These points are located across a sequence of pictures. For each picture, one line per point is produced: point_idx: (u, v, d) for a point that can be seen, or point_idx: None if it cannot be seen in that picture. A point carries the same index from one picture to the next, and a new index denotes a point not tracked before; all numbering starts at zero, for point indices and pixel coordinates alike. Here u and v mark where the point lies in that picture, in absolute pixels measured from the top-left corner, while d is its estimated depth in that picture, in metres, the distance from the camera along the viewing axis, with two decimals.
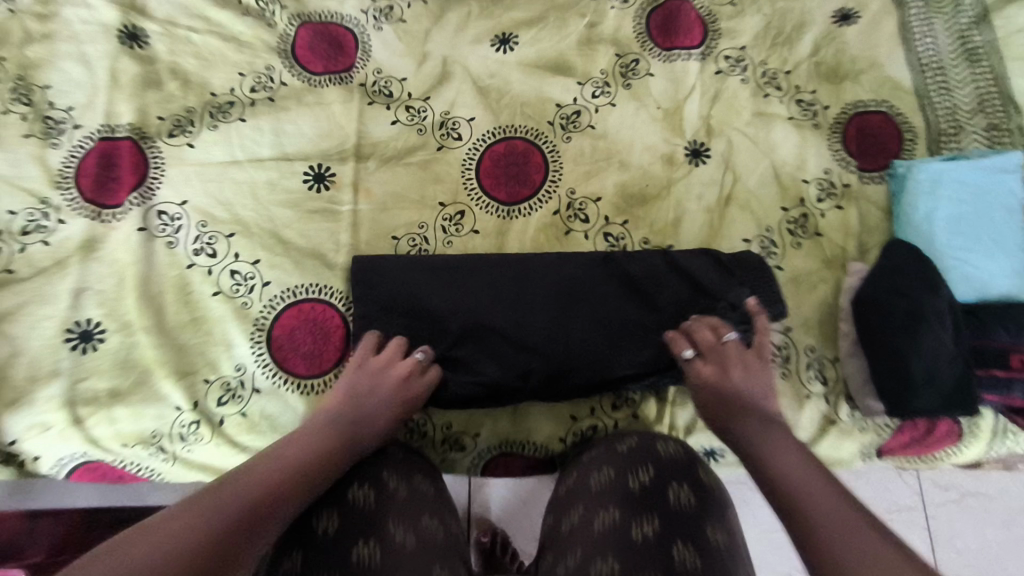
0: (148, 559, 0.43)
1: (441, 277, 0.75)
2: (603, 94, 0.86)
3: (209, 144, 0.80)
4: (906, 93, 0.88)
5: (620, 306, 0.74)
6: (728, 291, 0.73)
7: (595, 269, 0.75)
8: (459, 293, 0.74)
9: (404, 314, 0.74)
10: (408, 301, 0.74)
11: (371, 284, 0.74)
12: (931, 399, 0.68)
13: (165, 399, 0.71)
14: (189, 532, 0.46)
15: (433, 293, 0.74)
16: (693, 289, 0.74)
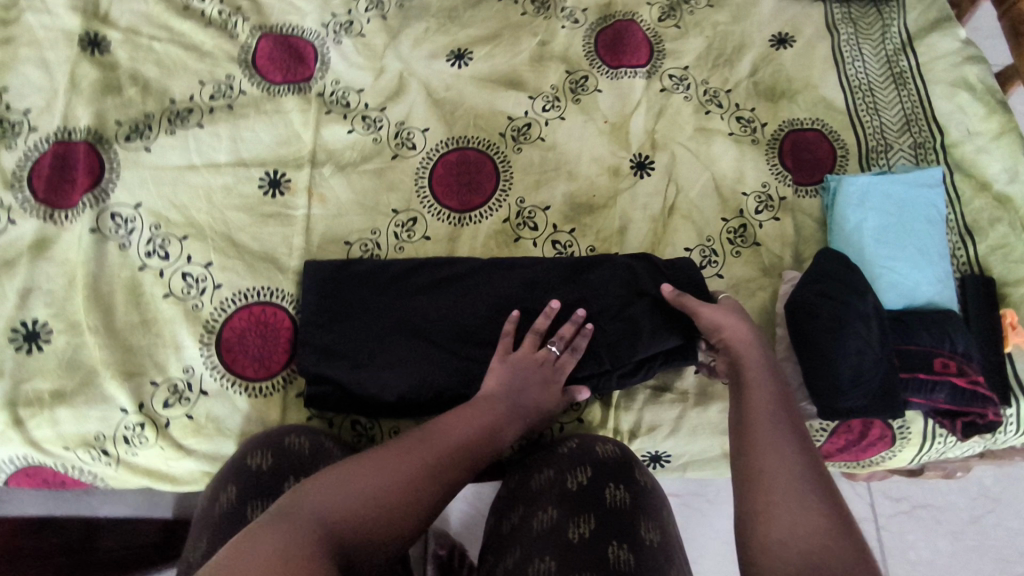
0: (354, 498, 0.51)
1: (385, 291, 0.77)
2: (553, 108, 0.90)
3: (167, 149, 0.82)
4: (838, 112, 0.93)
5: (568, 307, 0.76)
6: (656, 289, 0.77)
7: (531, 277, 0.78)
8: (404, 305, 0.76)
9: (348, 324, 0.75)
10: (353, 315, 0.76)
11: (319, 296, 0.77)
12: (859, 400, 0.72)
13: (110, 400, 0.71)
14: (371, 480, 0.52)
15: (378, 307, 0.76)
16: (634, 287, 0.77)
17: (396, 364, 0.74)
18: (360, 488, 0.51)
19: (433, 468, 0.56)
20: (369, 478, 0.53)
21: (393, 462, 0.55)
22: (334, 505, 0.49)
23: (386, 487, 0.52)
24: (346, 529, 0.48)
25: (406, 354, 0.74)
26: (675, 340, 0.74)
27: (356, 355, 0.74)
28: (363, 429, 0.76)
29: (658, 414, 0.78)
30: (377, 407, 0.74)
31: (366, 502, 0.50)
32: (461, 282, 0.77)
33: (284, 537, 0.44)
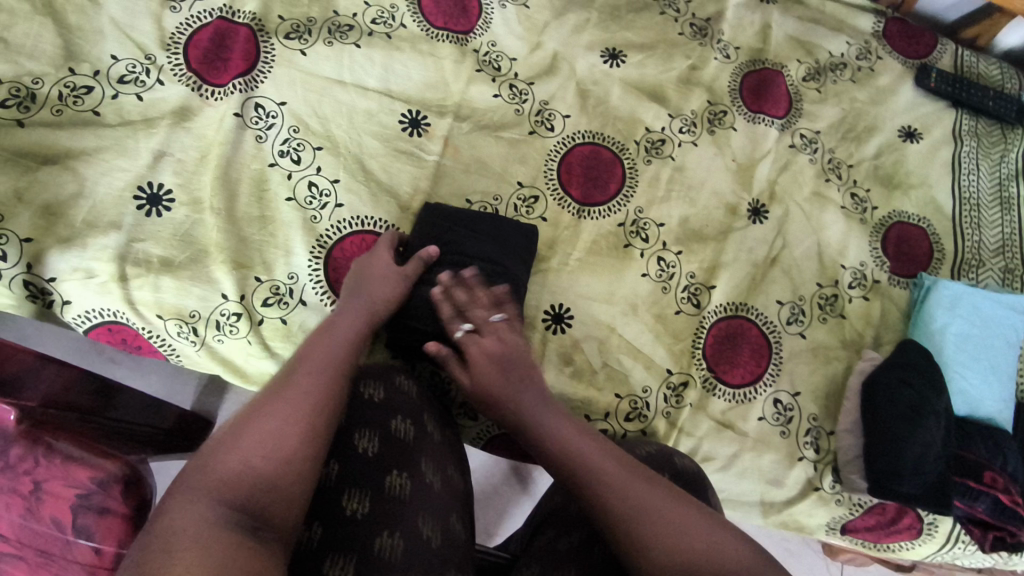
0: (257, 458, 0.46)
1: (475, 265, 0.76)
2: (688, 132, 0.92)
3: (321, 58, 0.81)
4: (943, 217, 0.97)
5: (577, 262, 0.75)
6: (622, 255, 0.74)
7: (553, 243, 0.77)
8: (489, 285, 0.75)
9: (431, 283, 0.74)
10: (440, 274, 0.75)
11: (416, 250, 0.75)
12: (915, 487, 0.74)
13: (214, 283, 0.71)
14: (280, 436, 0.47)
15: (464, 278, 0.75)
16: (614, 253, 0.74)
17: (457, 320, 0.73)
18: (250, 445, 0.46)
19: (321, 403, 0.51)
20: (260, 430, 0.47)
21: (281, 403, 0.50)
22: (224, 474, 0.44)
23: (290, 438, 0.48)
24: (248, 495, 0.44)
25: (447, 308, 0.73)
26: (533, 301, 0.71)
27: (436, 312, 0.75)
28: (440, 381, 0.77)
29: (714, 446, 0.80)
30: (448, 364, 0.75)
31: (269, 460, 0.46)
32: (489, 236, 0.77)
33: (186, 528, 0.39)
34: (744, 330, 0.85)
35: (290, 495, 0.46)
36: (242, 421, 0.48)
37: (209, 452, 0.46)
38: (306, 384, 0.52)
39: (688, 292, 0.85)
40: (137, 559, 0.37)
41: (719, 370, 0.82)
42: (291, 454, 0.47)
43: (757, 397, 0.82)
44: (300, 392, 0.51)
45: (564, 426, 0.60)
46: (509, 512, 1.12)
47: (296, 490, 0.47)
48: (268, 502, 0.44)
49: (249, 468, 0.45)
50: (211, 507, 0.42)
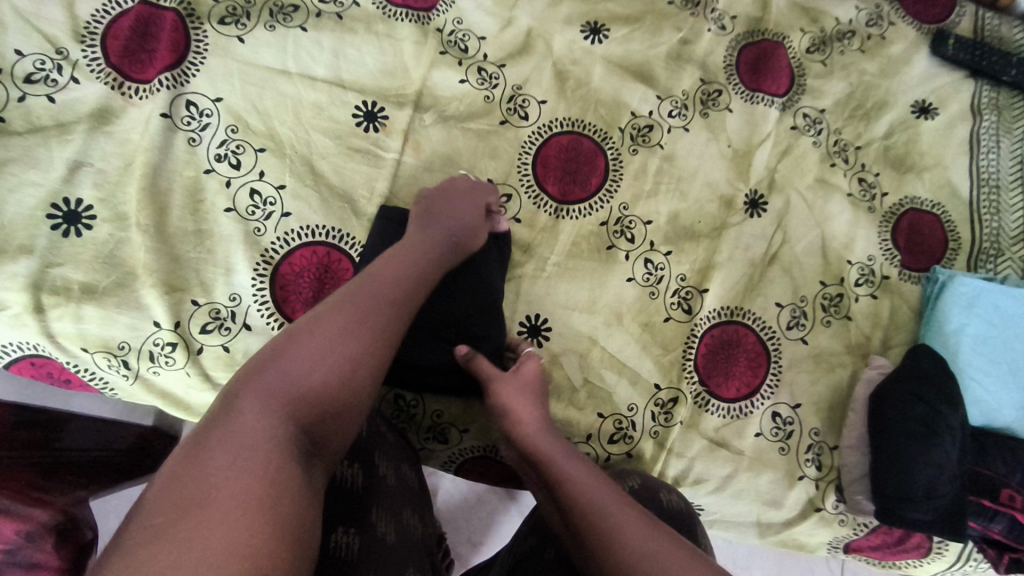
0: (330, 371, 0.42)
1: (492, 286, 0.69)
2: (679, 116, 0.82)
3: (261, 45, 0.72)
4: (959, 202, 0.88)
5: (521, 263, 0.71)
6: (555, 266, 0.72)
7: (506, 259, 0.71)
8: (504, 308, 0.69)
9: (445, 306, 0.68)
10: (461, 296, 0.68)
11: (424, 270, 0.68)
12: (925, 511, 0.68)
13: (146, 310, 0.64)
14: (357, 349, 0.44)
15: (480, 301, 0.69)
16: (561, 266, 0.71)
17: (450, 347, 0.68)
18: (319, 353, 0.43)
19: (394, 319, 0.48)
20: (329, 343, 0.43)
21: (355, 316, 0.46)
22: (295, 388, 0.41)
23: (357, 359, 0.44)
24: (306, 418, 0.40)
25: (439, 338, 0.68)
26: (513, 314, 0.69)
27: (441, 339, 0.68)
28: (406, 405, 0.70)
29: (707, 467, 0.74)
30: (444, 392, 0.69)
31: (331, 381, 0.42)
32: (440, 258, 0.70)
33: (247, 444, 0.37)
34: (740, 338, 0.77)
35: (342, 426, 0.43)
36: (318, 321, 0.45)
37: (274, 355, 0.42)
38: (382, 300, 0.48)
39: (679, 296, 0.78)
40: (190, 462, 0.35)
41: (712, 383, 0.75)
42: (364, 368, 0.44)
43: (754, 411, 0.75)
44: (374, 310, 0.47)
45: (576, 463, 0.53)
46: (496, 523, 1.07)
47: (349, 421, 0.43)
48: (322, 429, 0.41)
49: (320, 381, 0.42)
50: (270, 422, 0.39)
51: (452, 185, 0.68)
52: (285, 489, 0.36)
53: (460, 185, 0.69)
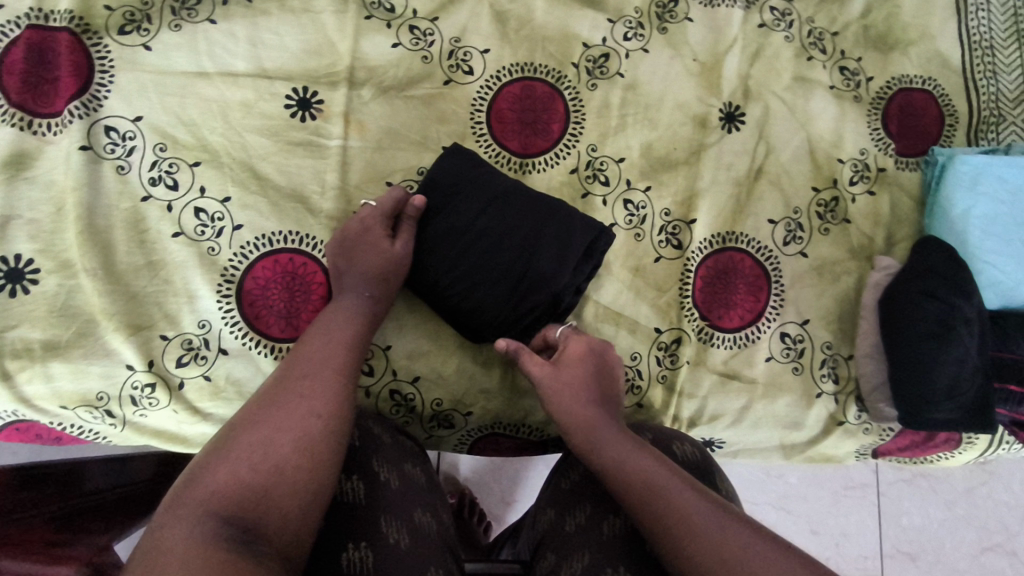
0: (246, 472, 0.44)
1: (509, 202, 0.66)
2: (635, 37, 0.76)
3: (170, 49, 0.66)
4: (952, 72, 0.81)
5: (520, 195, 0.67)
6: (551, 207, 0.67)
7: (503, 197, 0.66)
8: (526, 227, 0.66)
9: (449, 218, 0.67)
10: (475, 201, 0.66)
11: (437, 182, 0.67)
12: (951, 410, 0.66)
13: (115, 355, 0.61)
14: (277, 449, 0.46)
15: (502, 217, 0.66)
16: (550, 207, 0.67)
17: (459, 295, 0.65)
18: (243, 458, 0.45)
19: (316, 416, 0.49)
20: (255, 445, 0.46)
21: (276, 417, 0.48)
22: (211, 490, 0.43)
23: (286, 452, 0.46)
24: (236, 509, 0.42)
25: (448, 287, 0.65)
26: (520, 250, 0.65)
27: (444, 252, 0.66)
28: (403, 399, 0.67)
29: (722, 401, 0.71)
30: (448, 309, 0.66)
31: (263, 474, 0.44)
32: (442, 205, 0.67)
33: (176, 546, 0.38)
34: (736, 264, 0.74)
35: (285, 510, 0.43)
36: (242, 432, 0.47)
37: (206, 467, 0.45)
38: (308, 395, 0.50)
39: (666, 233, 0.73)
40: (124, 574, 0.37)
41: (713, 316, 0.72)
42: (283, 468, 0.45)
43: (761, 336, 0.72)
44: (299, 404, 0.50)
45: (623, 441, 0.55)
46: (524, 478, 1.08)
47: (294, 503, 0.44)
48: (261, 513, 0.43)
49: (240, 483, 0.43)
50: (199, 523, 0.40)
51: (374, 219, 0.63)
52: (218, 568, 0.37)
53: (379, 222, 0.63)
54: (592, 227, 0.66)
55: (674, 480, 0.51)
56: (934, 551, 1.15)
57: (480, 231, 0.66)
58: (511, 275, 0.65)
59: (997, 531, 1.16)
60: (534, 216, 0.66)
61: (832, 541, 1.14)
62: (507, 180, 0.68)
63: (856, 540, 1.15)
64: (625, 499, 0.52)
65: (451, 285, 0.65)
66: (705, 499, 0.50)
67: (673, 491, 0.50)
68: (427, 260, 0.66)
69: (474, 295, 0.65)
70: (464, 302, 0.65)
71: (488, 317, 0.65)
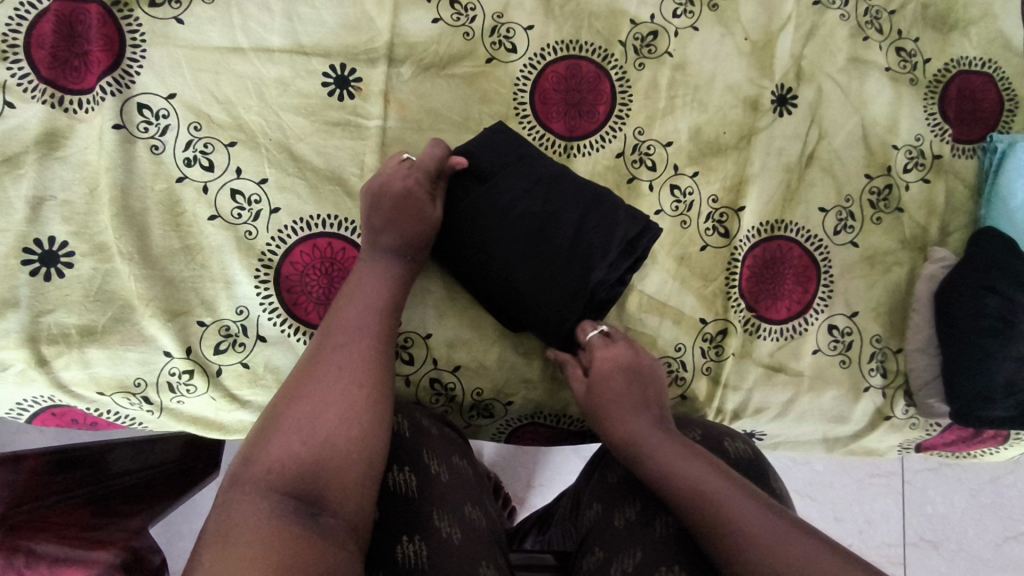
0: (302, 447, 0.43)
1: (558, 186, 0.64)
2: (685, 13, 0.72)
3: (203, 23, 0.63)
4: (1014, 55, 0.77)
5: (568, 181, 0.65)
6: (599, 194, 0.65)
7: (551, 181, 0.64)
8: (570, 212, 0.64)
9: (494, 195, 0.63)
10: (519, 182, 0.64)
11: (479, 159, 0.64)
12: (1008, 407, 0.64)
13: (152, 341, 0.60)
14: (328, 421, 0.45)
15: (550, 198, 0.64)
16: (597, 194, 0.65)
17: (504, 276, 0.63)
18: (293, 434, 0.44)
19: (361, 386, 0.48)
20: (300, 423, 0.45)
21: (322, 389, 0.47)
22: (268, 468, 0.42)
23: (336, 425, 0.45)
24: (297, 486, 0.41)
25: (492, 267, 0.63)
26: (569, 235, 0.63)
27: (487, 234, 0.63)
28: (444, 387, 0.66)
29: (767, 394, 0.70)
30: (490, 294, 0.64)
31: (318, 447, 0.43)
32: (489, 180, 0.64)
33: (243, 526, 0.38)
34: (785, 253, 0.71)
35: (345, 481, 0.43)
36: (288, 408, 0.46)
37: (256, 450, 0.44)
38: (347, 366, 0.49)
39: (714, 221, 0.71)
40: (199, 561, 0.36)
41: (760, 307, 0.70)
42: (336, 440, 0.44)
43: (809, 328, 0.70)
44: (342, 375, 0.48)
45: (668, 444, 0.54)
46: (548, 461, 1.07)
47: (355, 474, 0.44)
48: (322, 488, 0.42)
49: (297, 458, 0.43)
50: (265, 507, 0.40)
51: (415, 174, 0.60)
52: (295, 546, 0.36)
53: (422, 183, 0.60)
54: (639, 219, 0.64)
55: (726, 483, 0.50)
56: (957, 540, 1.15)
57: (529, 211, 0.63)
58: (555, 263, 0.63)
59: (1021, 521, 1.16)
60: (579, 202, 0.64)
61: (855, 528, 1.14)
62: (553, 164, 0.66)
63: (880, 527, 1.15)
64: (677, 503, 0.51)
65: (496, 266, 0.63)
66: (756, 501, 0.49)
67: (725, 492, 0.50)
68: (471, 236, 0.63)
69: (519, 277, 0.62)
70: (507, 288, 0.63)
71: (532, 306, 0.63)
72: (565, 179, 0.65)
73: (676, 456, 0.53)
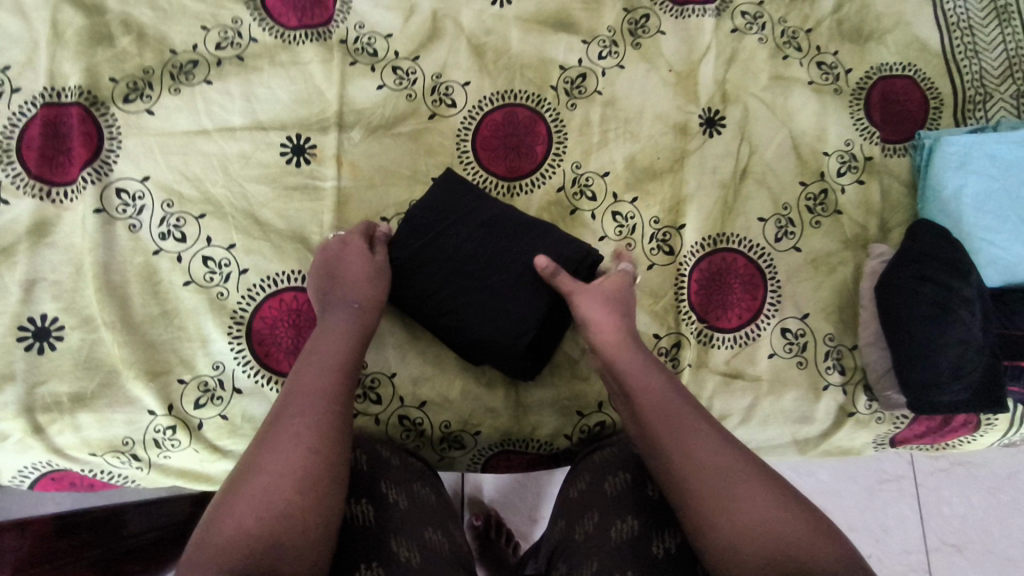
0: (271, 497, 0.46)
1: (497, 229, 0.68)
2: (610, 54, 0.78)
3: (173, 111, 0.71)
4: (932, 56, 0.81)
5: (506, 221, 0.68)
6: (538, 231, 0.68)
7: (490, 224, 0.68)
8: (512, 249, 0.67)
9: (438, 245, 0.67)
10: (463, 229, 0.68)
11: (431, 210, 0.69)
12: (959, 392, 0.65)
13: (137, 401, 0.65)
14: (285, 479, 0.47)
15: (490, 241, 0.68)
16: (537, 231, 0.68)
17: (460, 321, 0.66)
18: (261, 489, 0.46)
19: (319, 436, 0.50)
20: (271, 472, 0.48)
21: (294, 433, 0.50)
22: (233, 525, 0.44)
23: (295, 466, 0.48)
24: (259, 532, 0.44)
25: (448, 315, 0.67)
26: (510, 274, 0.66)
27: (436, 281, 0.67)
28: (412, 423, 0.69)
29: (728, 402, 0.71)
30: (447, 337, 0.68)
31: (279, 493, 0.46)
32: (435, 229, 0.68)
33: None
34: (730, 264, 0.74)
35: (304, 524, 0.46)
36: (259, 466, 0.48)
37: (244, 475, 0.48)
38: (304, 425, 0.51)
39: (657, 240, 0.75)
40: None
41: (710, 318, 0.73)
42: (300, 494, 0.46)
43: (761, 334, 0.73)
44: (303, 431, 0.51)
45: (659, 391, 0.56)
46: (547, 493, 1.07)
47: (324, 509, 0.47)
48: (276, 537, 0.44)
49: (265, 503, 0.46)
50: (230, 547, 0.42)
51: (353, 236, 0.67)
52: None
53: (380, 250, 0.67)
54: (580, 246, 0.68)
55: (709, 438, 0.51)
56: (981, 541, 1.11)
57: (475, 256, 0.67)
58: (499, 300, 0.66)
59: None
60: (524, 237, 0.68)
61: (872, 537, 1.11)
62: (493, 207, 0.69)
63: (899, 534, 1.12)
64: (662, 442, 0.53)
65: (446, 313, 0.66)
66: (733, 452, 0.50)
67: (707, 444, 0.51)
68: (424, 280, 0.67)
69: (471, 321, 0.66)
70: (460, 330, 0.66)
71: (484, 341, 0.66)
72: (505, 221, 0.68)
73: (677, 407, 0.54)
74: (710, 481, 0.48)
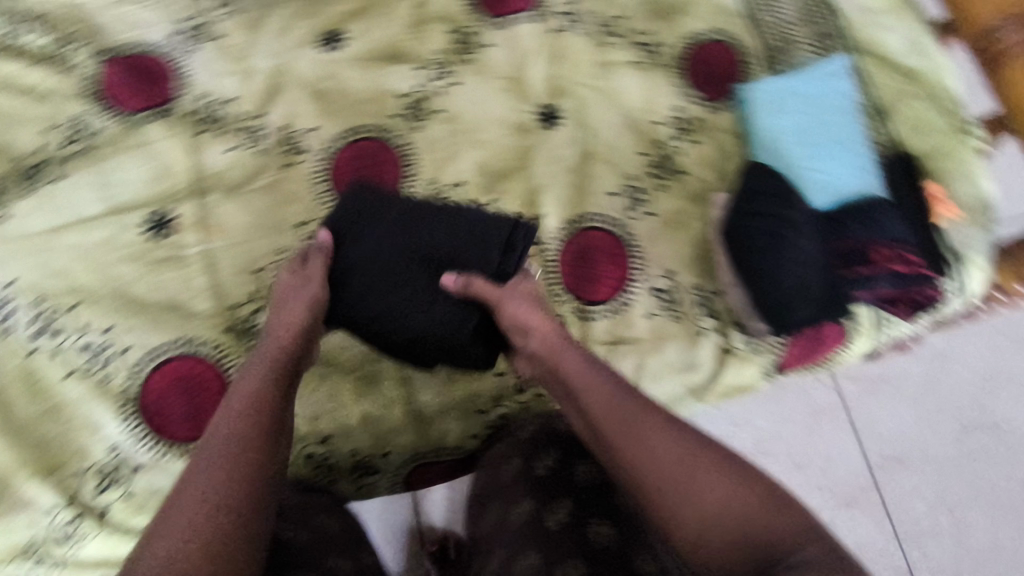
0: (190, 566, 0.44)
1: (409, 221, 0.65)
2: (444, 75, 0.83)
3: (27, 213, 0.73)
4: (736, 17, 0.88)
5: (425, 210, 0.66)
6: (461, 214, 0.66)
7: (403, 217, 0.65)
8: (443, 241, 0.64)
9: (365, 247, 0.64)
10: (379, 227, 0.65)
11: (346, 217, 0.66)
12: (808, 309, 0.70)
13: (35, 503, 0.65)
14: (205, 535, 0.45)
15: (412, 232, 0.65)
16: (452, 218, 0.65)
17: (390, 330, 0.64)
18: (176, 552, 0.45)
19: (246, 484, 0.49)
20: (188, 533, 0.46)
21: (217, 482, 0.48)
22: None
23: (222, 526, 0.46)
24: None
25: (370, 326, 0.64)
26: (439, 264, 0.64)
27: (360, 289, 0.64)
28: (322, 459, 0.71)
29: (616, 368, 0.75)
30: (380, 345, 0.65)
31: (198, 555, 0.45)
32: (352, 233, 0.65)
33: None
34: (592, 241, 0.79)
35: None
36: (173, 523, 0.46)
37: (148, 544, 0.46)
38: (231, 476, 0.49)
39: None
40: None
41: (583, 294, 0.77)
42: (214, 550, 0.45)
43: (632, 298, 0.77)
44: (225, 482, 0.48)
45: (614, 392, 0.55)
46: None
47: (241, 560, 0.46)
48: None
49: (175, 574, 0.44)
50: None
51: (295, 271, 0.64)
52: None
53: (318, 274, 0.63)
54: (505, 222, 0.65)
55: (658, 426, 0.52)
56: None
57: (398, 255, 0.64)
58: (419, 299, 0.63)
59: (973, 409, 1.06)
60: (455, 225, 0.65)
61: None
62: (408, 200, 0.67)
63: None
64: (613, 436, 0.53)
65: (373, 321, 0.64)
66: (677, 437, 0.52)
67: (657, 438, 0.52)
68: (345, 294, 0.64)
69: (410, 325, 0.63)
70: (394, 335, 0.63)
71: (420, 338, 0.63)
72: (418, 211, 0.66)
73: (639, 409, 0.54)
74: (660, 472, 0.50)
